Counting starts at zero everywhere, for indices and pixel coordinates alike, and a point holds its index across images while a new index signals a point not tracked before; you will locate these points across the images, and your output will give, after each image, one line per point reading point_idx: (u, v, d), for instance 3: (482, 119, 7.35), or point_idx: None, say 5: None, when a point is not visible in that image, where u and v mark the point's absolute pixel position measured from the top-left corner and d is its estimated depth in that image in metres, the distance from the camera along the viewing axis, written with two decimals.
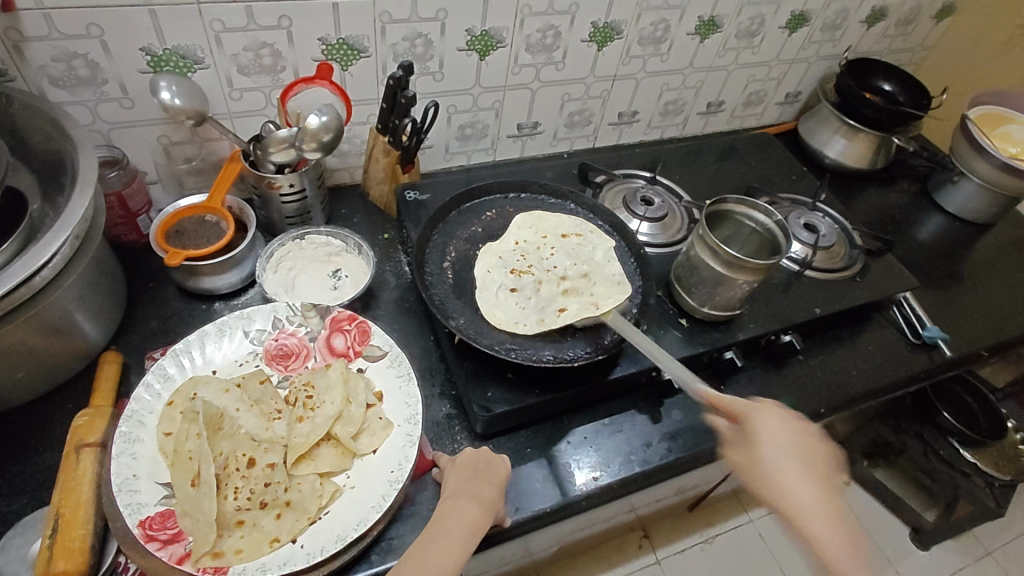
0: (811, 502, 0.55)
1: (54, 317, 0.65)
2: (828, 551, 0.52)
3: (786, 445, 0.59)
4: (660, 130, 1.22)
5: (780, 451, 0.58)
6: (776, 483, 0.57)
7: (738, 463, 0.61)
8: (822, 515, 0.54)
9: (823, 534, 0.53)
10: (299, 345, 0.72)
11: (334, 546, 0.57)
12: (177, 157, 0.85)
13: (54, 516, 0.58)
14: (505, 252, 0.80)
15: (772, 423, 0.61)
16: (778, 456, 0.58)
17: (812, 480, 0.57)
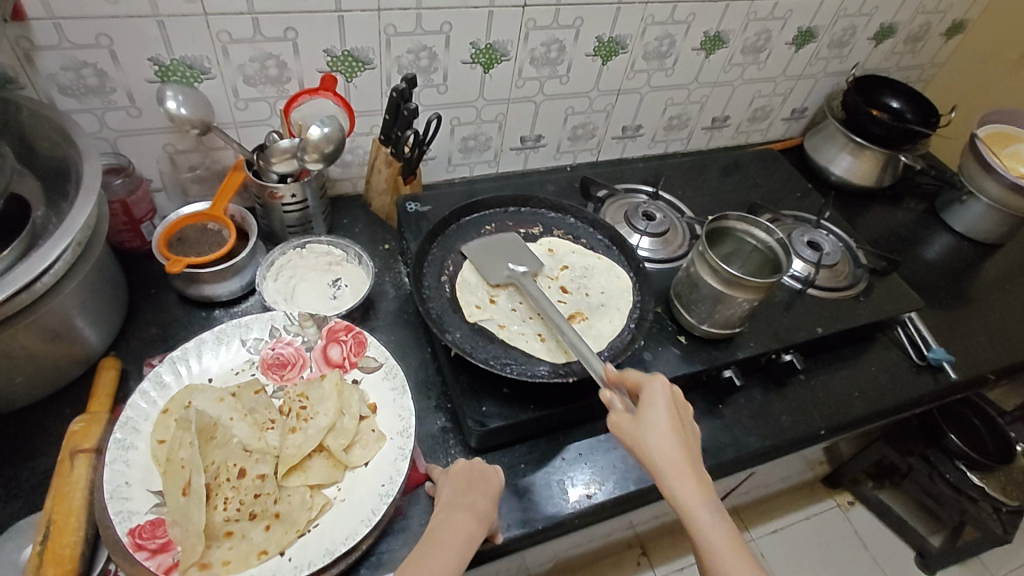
0: (695, 490, 0.55)
1: (54, 323, 0.65)
2: (717, 548, 0.52)
3: (673, 423, 0.58)
4: (663, 144, 1.21)
5: (665, 430, 0.57)
6: (663, 465, 0.56)
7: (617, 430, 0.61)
8: (709, 504, 0.54)
9: (711, 528, 0.53)
10: (295, 354, 0.72)
11: (322, 560, 0.57)
12: (181, 166, 0.86)
13: (46, 522, 0.58)
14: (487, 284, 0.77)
15: (661, 400, 0.59)
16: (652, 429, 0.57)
17: (694, 462, 0.56)
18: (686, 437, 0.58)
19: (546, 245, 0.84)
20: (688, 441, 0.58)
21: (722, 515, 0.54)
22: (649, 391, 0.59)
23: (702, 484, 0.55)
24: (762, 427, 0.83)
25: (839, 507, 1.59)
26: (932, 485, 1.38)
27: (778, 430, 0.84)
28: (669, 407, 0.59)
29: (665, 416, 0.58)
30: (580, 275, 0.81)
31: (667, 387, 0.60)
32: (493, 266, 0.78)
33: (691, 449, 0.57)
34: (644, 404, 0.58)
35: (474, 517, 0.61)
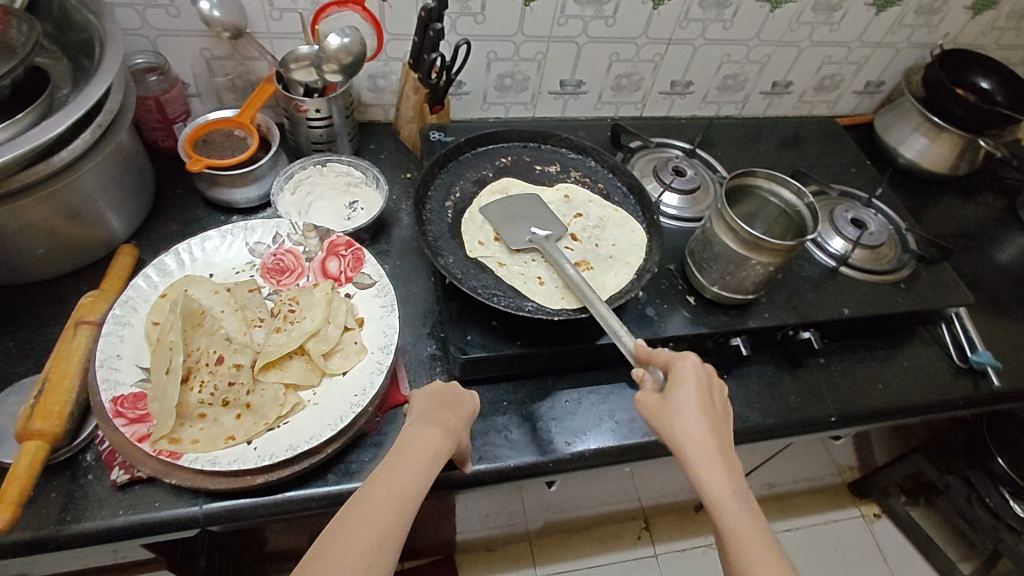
0: (723, 477, 0.50)
1: (74, 202, 0.69)
2: (740, 540, 0.47)
3: (702, 406, 0.53)
4: (716, 105, 1.14)
5: (694, 413, 0.53)
6: (688, 449, 0.52)
7: (644, 404, 0.57)
8: (736, 495, 0.49)
9: (731, 517, 0.48)
10: (295, 263, 0.73)
11: (284, 454, 0.58)
12: (217, 72, 0.88)
13: (43, 380, 0.62)
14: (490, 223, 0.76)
15: (691, 381, 0.55)
16: (680, 403, 0.54)
17: (725, 448, 0.52)
18: (714, 420, 0.53)
19: (563, 191, 0.80)
20: (719, 427, 0.53)
21: (751, 508, 0.49)
22: (681, 371, 0.56)
23: (727, 470, 0.51)
24: (767, 404, 0.78)
25: (864, 517, 1.50)
26: (968, 509, 1.28)
27: (784, 410, 0.78)
28: (705, 390, 0.55)
29: (698, 399, 0.54)
30: (593, 226, 0.77)
31: (701, 369, 0.56)
32: (517, 229, 0.74)
33: (720, 435, 0.53)
34: (681, 375, 0.55)
35: (440, 432, 0.59)
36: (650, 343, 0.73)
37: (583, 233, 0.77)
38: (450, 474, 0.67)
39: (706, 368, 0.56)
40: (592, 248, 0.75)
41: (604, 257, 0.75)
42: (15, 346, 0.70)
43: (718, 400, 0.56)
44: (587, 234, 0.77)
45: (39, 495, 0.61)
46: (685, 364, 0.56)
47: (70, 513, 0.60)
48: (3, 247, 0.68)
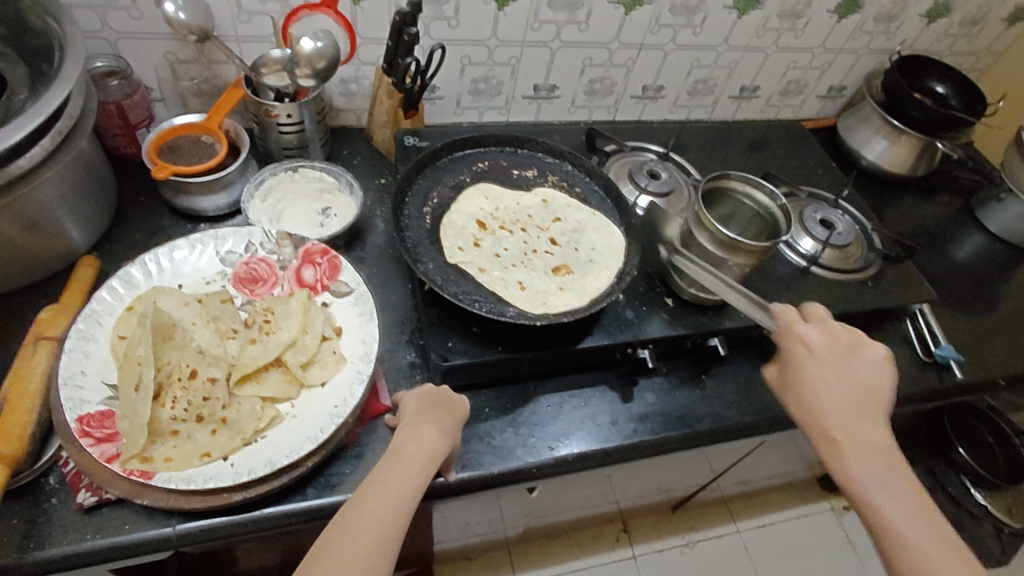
0: (841, 443, 0.58)
1: (32, 213, 0.66)
2: (867, 497, 0.54)
3: (817, 362, 0.62)
4: (686, 109, 1.16)
5: (813, 379, 0.61)
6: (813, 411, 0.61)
7: (772, 381, 0.67)
8: (858, 459, 0.56)
9: (864, 475, 0.55)
10: (268, 272, 0.71)
11: (263, 469, 0.57)
12: (182, 76, 0.85)
13: (1, 400, 0.58)
14: (468, 229, 0.75)
15: (796, 349, 0.63)
16: (794, 373, 0.63)
17: (846, 399, 0.60)
18: (840, 377, 0.61)
19: (542, 196, 0.81)
20: (846, 380, 0.61)
21: (879, 466, 0.56)
22: (787, 331, 0.65)
23: (847, 432, 0.58)
24: (743, 403, 0.79)
25: (834, 510, 1.54)
26: None
27: (761, 409, 0.80)
28: (826, 346, 0.63)
29: (809, 357, 0.62)
30: (573, 230, 0.78)
31: (812, 330, 0.64)
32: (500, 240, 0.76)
33: (842, 392, 0.60)
34: (795, 343, 0.64)
35: (436, 433, 0.60)
36: (630, 345, 0.74)
37: (562, 236, 0.78)
38: (434, 483, 0.66)
39: (825, 326, 0.64)
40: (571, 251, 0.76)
41: (584, 261, 0.76)
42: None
43: (842, 350, 0.63)
44: (567, 238, 0.77)
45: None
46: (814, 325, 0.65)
47: (33, 540, 0.57)
48: None
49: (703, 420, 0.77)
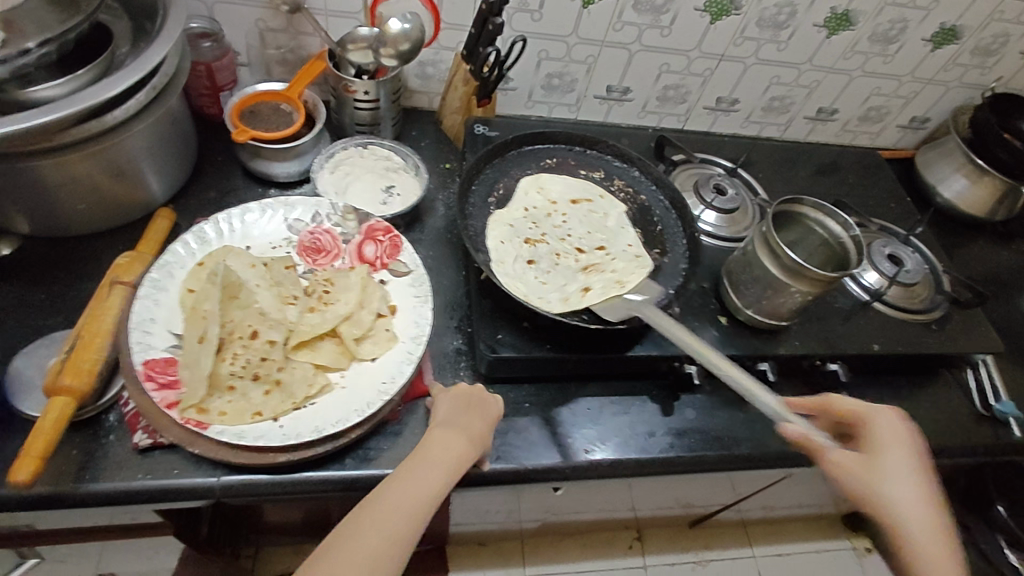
0: (932, 531, 0.56)
1: (120, 161, 0.69)
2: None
3: (915, 465, 0.59)
4: (758, 126, 1.13)
5: (907, 480, 0.58)
6: (430, 453, 0.58)
7: (840, 462, 0.59)
8: (943, 556, 0.55)
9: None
10: (331, 244, 0.72)
11: (310, 435, 0.58)
12: (269, 43, 0.88)
13: (75, 336, 0.62)
14: (514, 220, 0.75)
15: (899, 446, 0.60)
16: (898, 473, 0.58)
17: (927, 500, 0.58)
18: (911, 485, 0.58)
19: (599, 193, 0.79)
20: (924, 485, 0.59)
21: (946, 554, 0.56)
22: (877, 431, 0.61)
23: (923, 525, 0.57)
24: (787, 431, 0.77)
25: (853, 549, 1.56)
26: None
27: None
28: (478, 414, 0.64)
29: (897, 457, 0.59)
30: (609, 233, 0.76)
31: (902, 431, 0.62)
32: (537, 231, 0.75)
33: (924, 489, 0.58)
34: (896, 435, 0.61)
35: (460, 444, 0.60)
36: (678, 360, 0.72)
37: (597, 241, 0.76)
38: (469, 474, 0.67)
39: (900, 422, 0.62)
40: (602, 255, 0.74)
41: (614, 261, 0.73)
42: (60, 318, 0.69)
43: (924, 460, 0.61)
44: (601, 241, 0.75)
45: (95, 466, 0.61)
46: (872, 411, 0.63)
47: (89, 472, 0.60)
48: (42, 196, 0.68)
49: (742, 444, 0.76)
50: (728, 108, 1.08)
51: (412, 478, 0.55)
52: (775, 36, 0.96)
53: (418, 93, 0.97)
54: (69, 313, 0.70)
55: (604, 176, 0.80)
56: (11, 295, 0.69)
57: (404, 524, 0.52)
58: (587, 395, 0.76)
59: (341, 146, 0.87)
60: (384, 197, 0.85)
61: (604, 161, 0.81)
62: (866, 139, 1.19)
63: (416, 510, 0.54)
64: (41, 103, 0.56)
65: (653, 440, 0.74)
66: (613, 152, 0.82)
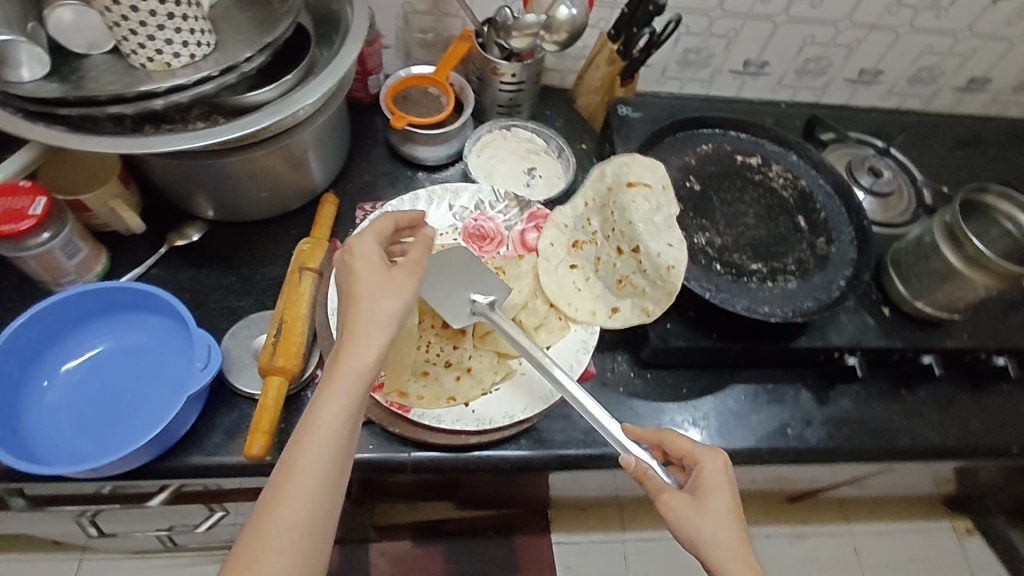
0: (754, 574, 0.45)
1: (298, 153, 0.72)
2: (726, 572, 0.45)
3: (723, 506, 0.49)
4: (899, 97, 1.07)
5: (727, 517, 0.48)
6: (358, 326, 0.50)
7: (670, 507, 0.49)
8: None
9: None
10: (495, 231, 0.76)
11: (502, 420, 0.63)
12: (413, 26, 0.88)
13: (279, 319, 0.68)
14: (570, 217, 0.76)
15: (720, 486, 0.49)
16: (715, 513, 0.48)
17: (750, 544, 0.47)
18: (721, 525, 0.47)
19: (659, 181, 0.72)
20: (721, 519, 0.47)
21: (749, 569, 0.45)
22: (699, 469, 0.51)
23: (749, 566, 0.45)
24: (946, 426, 0.77)
25: (955, 531, 1.37)
26: None
27: (962, 433, 0.77)
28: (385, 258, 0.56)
29: (715, 503, 0.48)
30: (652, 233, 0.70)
31: (727, 472, 0.51)
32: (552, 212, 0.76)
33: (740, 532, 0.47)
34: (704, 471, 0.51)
35: (383, 312, 0.51)
36: (837, 350, 0.73)
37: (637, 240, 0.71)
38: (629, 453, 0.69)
39: (721, 461, 0.51)
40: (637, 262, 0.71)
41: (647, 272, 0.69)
42: (251, 300, 0.75)
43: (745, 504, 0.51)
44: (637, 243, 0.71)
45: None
46: (710, 452, 0.52)
47: None
48: (233, 188, 0.73)
49: (902, 437, 0.76)
50: (870, 80, 1.03)
51: (336, 377, 0.48)
52: (936, 3, 0.90)
53: (553, 71, 0.96)
54: (258, 295, 0.75)
55: (762, 162, 0.78)
56: (206, 279, 0.75)
57: (331, 457, 0.46)
58: (738, 383, 0.77)
59: (487, 129, 0.88)
60: (529, 178, 0.86)
61: (760, 146, 0.79)
62: (1016, 110, 1.11)
63: (334, 420, 0.47)
64: (258, 107, 0.59)
65: (809, 430, 0.75)
66: (768, 137, 0.80)
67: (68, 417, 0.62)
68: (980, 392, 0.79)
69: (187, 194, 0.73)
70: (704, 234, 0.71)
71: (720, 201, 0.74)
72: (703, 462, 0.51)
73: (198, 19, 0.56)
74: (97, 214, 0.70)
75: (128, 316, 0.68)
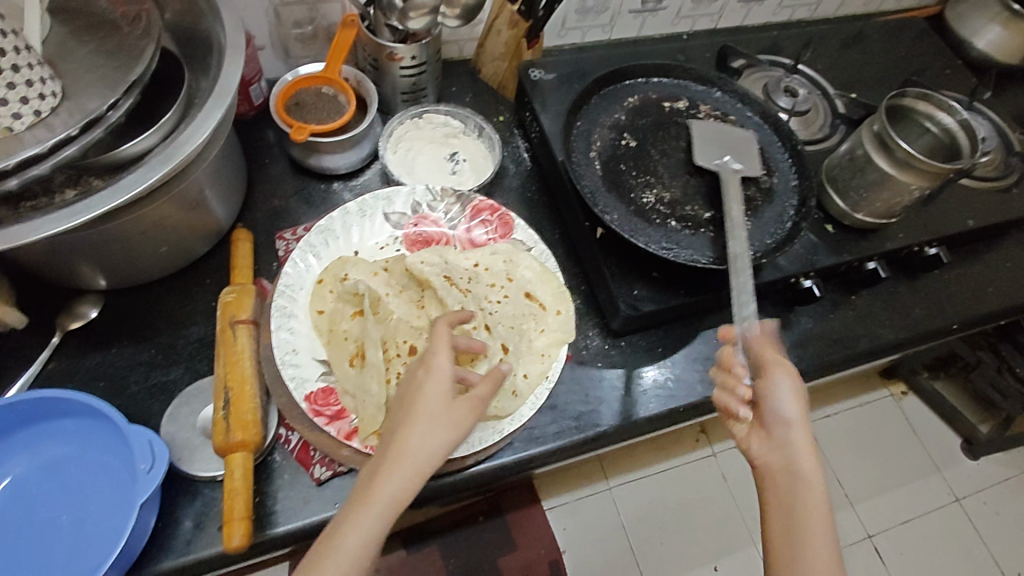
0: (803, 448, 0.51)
1: (192, 194, 0.62)
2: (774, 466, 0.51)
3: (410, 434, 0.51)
4: (790, 10, 1.07)
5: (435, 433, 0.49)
6: (377, 505, 0.46)
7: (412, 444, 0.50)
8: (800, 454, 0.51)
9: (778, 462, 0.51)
10: (439, 233, 0.72)
11: (493, 437, 0.60)
12: (287, 21, 0.78)
13: (222, 389, 0.59)
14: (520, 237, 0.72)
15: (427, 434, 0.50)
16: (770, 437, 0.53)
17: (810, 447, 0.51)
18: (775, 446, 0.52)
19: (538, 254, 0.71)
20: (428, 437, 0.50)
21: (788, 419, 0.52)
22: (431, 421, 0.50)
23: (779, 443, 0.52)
24: (898, 320, 0.80)
25: (891, 396, 1.37)
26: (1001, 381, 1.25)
27: (912, 323, 0.80)
28: (446, 430, 0.50)
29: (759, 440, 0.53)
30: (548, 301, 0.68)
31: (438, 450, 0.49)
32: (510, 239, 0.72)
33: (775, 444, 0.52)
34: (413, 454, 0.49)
35: (401, 485, 0.47)
36: (795, 276, 0.73)
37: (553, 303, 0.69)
38: (605, 431, 0.67)
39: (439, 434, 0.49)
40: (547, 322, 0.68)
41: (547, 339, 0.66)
42: (181, 370, 0.65)
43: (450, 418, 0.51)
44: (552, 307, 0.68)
45: (275, 509, 0.58)
46: (432, 429, 0.49)
47: (265, 519, 0.58)
48: (125, 251, 0.62)
49: (862, 340, 0.78)
50: None
51: (354, 528, 0.45)
52: None
53: (450, 43, 0.88)
54: (187, 362, 0.66)
55: (689, 104, 0.77)
56: (120, 358, 0.65)
57: None
58: (709, 327, 0.76)
59: (398, 121, 0.80)
60: (724, 156, 0.71)
61: (684, 89, 0.78)
62: (891, 3, 1.16)
63: (352, 568, 0.44)
64: (138, 158, 0.51)
65: None
66: (690, 77, 0.79)
67: None
68: (919, 280, 0.83)
69: (66, 268, 0.62)
70: (653, 191, 0.69)
71: (659, 153, 0.72)
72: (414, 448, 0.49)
73: (34, 66, 0.47)
74: None
75: (36, 428, 0.57)
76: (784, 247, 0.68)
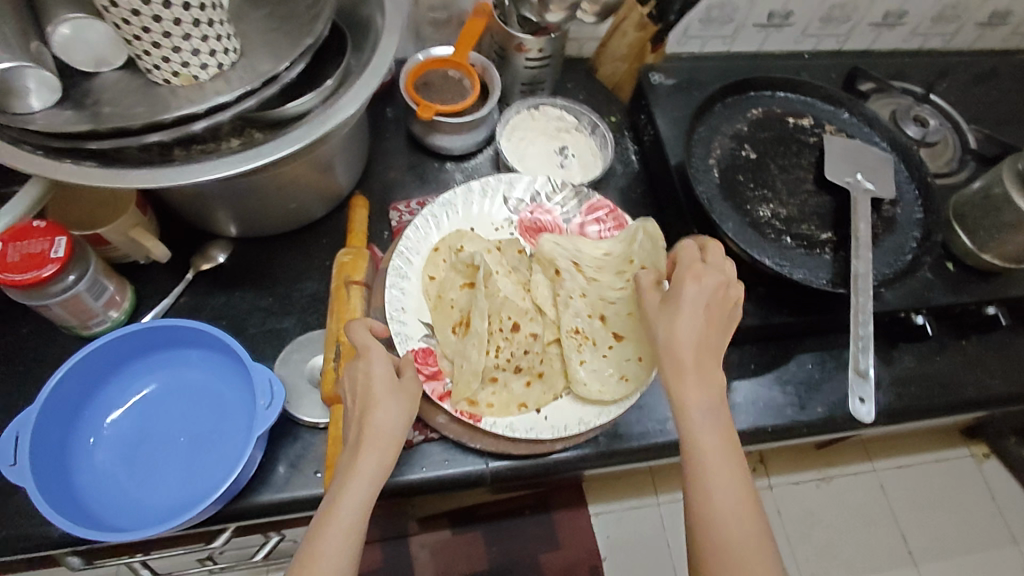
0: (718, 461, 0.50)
1: (327, 158, 0.66)
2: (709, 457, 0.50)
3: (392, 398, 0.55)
4: (922, 38, 1.02)
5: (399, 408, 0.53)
6: (360, 478, 0.49)
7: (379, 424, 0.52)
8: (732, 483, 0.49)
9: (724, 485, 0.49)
10: (553, 224, 0.73)
11: (577, 427, 0.61)
12: (423, 5, 0.81)
13: (335, 341, 0.62)
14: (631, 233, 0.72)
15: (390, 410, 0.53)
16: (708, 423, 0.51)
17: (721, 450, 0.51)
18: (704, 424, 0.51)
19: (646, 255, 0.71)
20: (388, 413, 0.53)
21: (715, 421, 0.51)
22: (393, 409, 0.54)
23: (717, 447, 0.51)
24: (1010, 372, 0.75)
25: (973, 457, 1.29)
26: None
27: None
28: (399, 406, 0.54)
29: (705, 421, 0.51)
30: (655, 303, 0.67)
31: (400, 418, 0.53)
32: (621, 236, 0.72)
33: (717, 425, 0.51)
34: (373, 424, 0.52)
35: (378, 459, 0.50)
36: (906, 310, 0.70)
37: None
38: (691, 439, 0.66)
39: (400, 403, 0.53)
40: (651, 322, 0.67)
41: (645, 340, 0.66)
42: (294, 320, 0.70)
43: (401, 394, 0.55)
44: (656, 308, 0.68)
45: None
46: (391, 399, 0.53)
47: None
48: (261, 203, 0.67)
49: (968, 388, 0.74)
50: (894, 23, 0.98)
51: (351, 493, 0.48)
52: None
53: (571, 41, 0.90)
54: (300, 314, 0.70)
55: (814, 122, 0.76)
56: (241, 302, 0.70)
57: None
58: (803, 352, 0.74)
59: (514, 110, 0.82)
60: (857, 174, 0.69)
61: (811, 106, 0.77)
62: None
63: (345, 540, 0.47)
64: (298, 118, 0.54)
65: (880, 392, 0.72)
66: (817, 95, 0.78)
67: (123, 467, 0.58)
68: None
69: (208, 213, 0.67)
70: (769, 205, 0.69)
71: (778, 167, 0.71)
72: (384, 422, 0.52)
73: (224, 24, 0.51)
74: (118, 246, 0.64)
75: (168, 353, 0.62)
76: (902, 280, 0.66)
